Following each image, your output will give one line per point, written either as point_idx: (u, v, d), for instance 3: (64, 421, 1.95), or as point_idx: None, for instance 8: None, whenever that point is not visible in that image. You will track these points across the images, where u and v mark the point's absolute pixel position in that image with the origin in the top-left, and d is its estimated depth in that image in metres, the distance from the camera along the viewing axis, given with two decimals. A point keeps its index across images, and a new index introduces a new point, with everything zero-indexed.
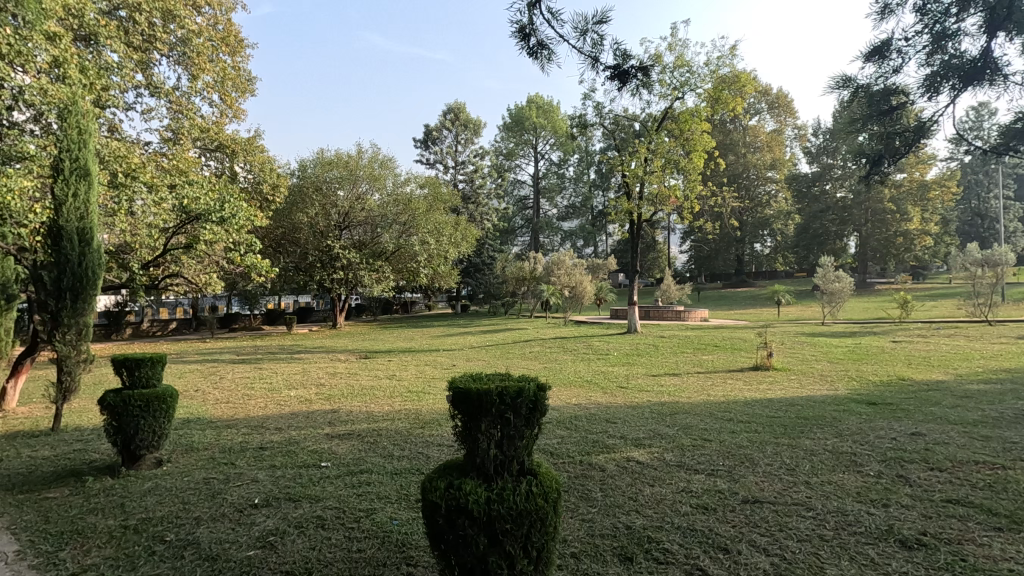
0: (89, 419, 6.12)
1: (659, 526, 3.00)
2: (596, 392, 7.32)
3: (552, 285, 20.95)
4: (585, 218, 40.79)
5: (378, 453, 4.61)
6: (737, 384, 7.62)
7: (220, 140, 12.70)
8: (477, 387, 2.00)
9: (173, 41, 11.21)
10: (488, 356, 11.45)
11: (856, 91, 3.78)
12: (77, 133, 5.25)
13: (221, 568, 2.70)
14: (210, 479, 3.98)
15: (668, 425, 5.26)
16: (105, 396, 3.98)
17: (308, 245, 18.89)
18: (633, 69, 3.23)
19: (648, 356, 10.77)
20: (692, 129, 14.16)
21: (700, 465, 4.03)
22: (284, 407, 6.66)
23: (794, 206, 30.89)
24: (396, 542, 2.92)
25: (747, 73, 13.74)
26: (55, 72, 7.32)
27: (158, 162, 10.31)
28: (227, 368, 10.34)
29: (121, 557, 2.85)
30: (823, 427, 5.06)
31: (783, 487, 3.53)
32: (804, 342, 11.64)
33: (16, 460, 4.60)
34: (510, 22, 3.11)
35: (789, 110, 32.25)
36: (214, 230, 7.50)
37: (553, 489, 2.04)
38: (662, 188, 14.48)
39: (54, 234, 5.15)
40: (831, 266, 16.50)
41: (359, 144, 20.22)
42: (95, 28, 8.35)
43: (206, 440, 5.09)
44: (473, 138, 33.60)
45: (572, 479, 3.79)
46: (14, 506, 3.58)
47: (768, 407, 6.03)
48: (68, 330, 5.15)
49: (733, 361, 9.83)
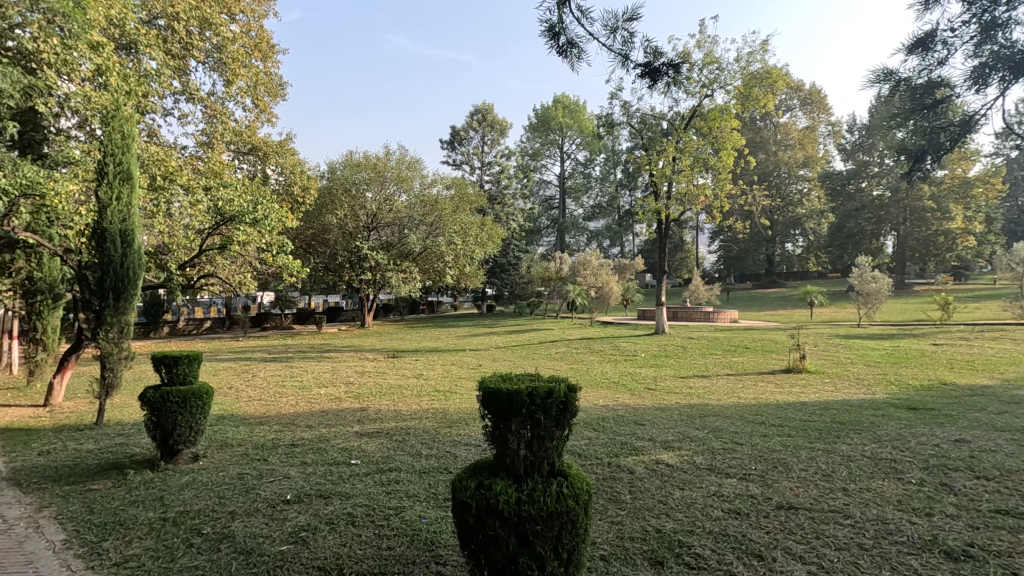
0: (130, 414, 6.36)
1: (690, 531, 2.95)
2: (624, 394, 7.21)
3: (578, 286, 20.81)
4: (612, 218, 40.41)
5: (406, 452, 4.63)
6: (769, 387, 7.45)
7: (253, 143, 13.09)
8: (508, 387, 2.00)
9: (209, 48, 11.59)
10: (515, 356, 11.47)
11: (897, 85, 3.69)
12: (120, 138, 5.40)
13: (256, 562, 2.75)
14: (244, 475, 4.07)
15: (697, 428, 5.17)
16: (145, 392, 4.13)
17: (337, 245, 19.22)
18: (664, 67, 3.16)
19: (677, 357, 10.60)
20: (721, 127, 13.89)
21: (731, 469, 3.94)
22: (315, 405, 6.76)
23: (828, 204, 30.05)
24: (425, 540, 2.94)
25: (778, 69, 13.39)
26: (99, 80, 7.64)
27: (194, 165, 10.68)
28: (260, 366, 10.58)
29: (161, 549, 2.93)
30: (860, 432, 4.90)
31: (818, 494, 3.43)
32: (840, 345, 11.32)
33: (61, 453, 4.79)
34: (539, 21, 3.08)
35: (822, 107, 31.42)
36: (247, 232, 7.65)
37: (584, 491, 2.03)
38: (690, 187, 14.23)
39: (98, 235, 5.36)
40: (868, 265, 15.95)
41: (387, 146, 20.48)
42: (136, 36, 8.58)
43: (240, 436, 5.23)
44: (499, 139, 33.65)
45: (600, 481, 3.76)
46: (60, 497, 3.72)
47: (802, 411, 5.85)
48: (110, 328, 5.36)
49: (764, 363, 9.63)
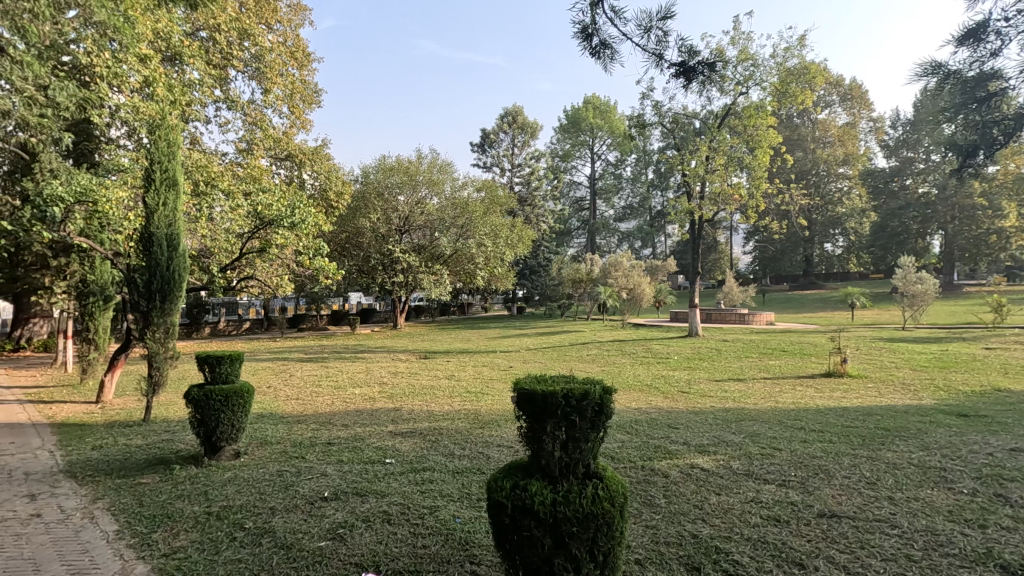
0: (175, 411, 6.60)
1: (727, 536, 2.90)
2: (658, 397, 7.11)
3: (609, 287, 20.66)
4: (643, 218, 39.89)
5: (439, 452, 4.68)
6: (808, 391, 7.25)
7: (290, 150, 13.49)
8: (543, 388, 2.01)
9: (248, 57, 11.94)
10: (547, 358, 11.45)
11: (945, 79, 3.56)
12: (166, 146, 5.61)
13: (296, 557, 2.83)
14: (283, 472, 4.19)
15: (733, 432, 5.07)
16: (190, 390, 4.31)
17: (370, 249, 19.55)
18: (699, 66, 3.13)
19: (711, 360, 10.41)
20: (757, 125, 13.59)
21: (769, 475, 3.85)
22: (350, 405, 6.88)
23: (870, 204, 29.04)
24: (459, 540, 2.97)
25: (817, 64, 13.03)
26: (146, 90, 8.04)
27: (235, 171, 11.08)
28: (297, 366, 10.85)
29: (206, 541, 3.05)
30: (907, 439, 4.72)
31: (863, 502, 3.32)
32: (884, 348, 10.92)
33: (113, 447, 5.01)
34: (572, 23, 3.09)
35: (864, 102, 30.40)
36: (284, 235, 7.83)
37: (619, 493, 2.02)
38: (724, 187, 13.93)
39: (145, 239, 5.60)
40: (912, 266, 15.35)
41: (419, 150, 20.69)
42: (180, 48, 8.93)
43: (278, 435, 5.36)
44: (530, 141, 33.69)
45: (634, 484, 3.71)
46: (113, 489, 3.91)
47: (844, 416, 5.68)
48: (157, 328, 5.61)
49: (803, 367, 9.36)
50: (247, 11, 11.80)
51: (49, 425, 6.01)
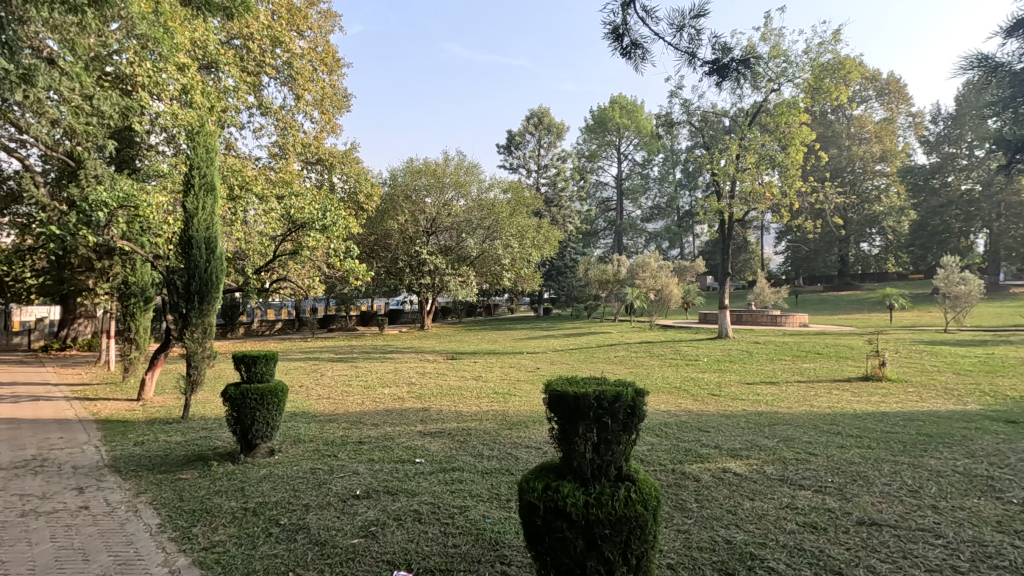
0: (212, 409, 6.79)
1: (762, 543, 2.83)
2: (687, 399, 7.01)
3: (637, 288, 20.46)
4: (671, 219, 39.35)
5: (468, 452, 4.71)
6: (845, 396, 7.05)
7: (320, 154, 13.79)
8: (574, 391, 2.01)
9: (279, 64, 12.17)
10: (574, 359, 11.40)
11: (993, 71, 3.43)
12: (204, 152, 5.78)
13: (330, 554, 2.88)
14: (316, 470, 4.27)
15: (767, 437, 4.95)
16: (227, 389, 4.44)
17: (398, 250, 19.80)
18: (733, 63, 3.09)
19: (742, 362, 10.21)
20: (789, 122, 13.25)
21: (805, 481, 3.75)
22: (379, 404, 6.97)
23: (909, 201, 28.09)
24: (489, 540, 2.98)
25: (853, 59, 12.69)
26: (185, 98, 8.32)
27: (268, 175, 11.37)
28: (328, 366, 11.05)
29: (244, 536, 3.13)
30: (951, 446, 4.55)
31: (905, 511, 3.21)
32: (924, 351, 10.58)
33: (153, 444, 5.19)
34: (603, 24, 3.08)
35: (902, 97, 29.43)
36: (316, 238, 7.97)
37: (652, 496, 2.00)
38: (755, 185, 13.63)
39: (185, 242, 5.78)
40: (955, 265, 14.80)
41: (445, 152, 20.81)
42: (216, 57, 9.18)
43: (310, 433, 5.47)
44: (556, 142, 33.61)
45: (665, 488, 3.68)
46: (154, 484, 4.04)
47: (883, 422, 5.50)
48: (195, 329, 5.79)
49: (838, 370, 9.11)
50: (278, 18, 12.07)
51: (94, 421, 6.26)
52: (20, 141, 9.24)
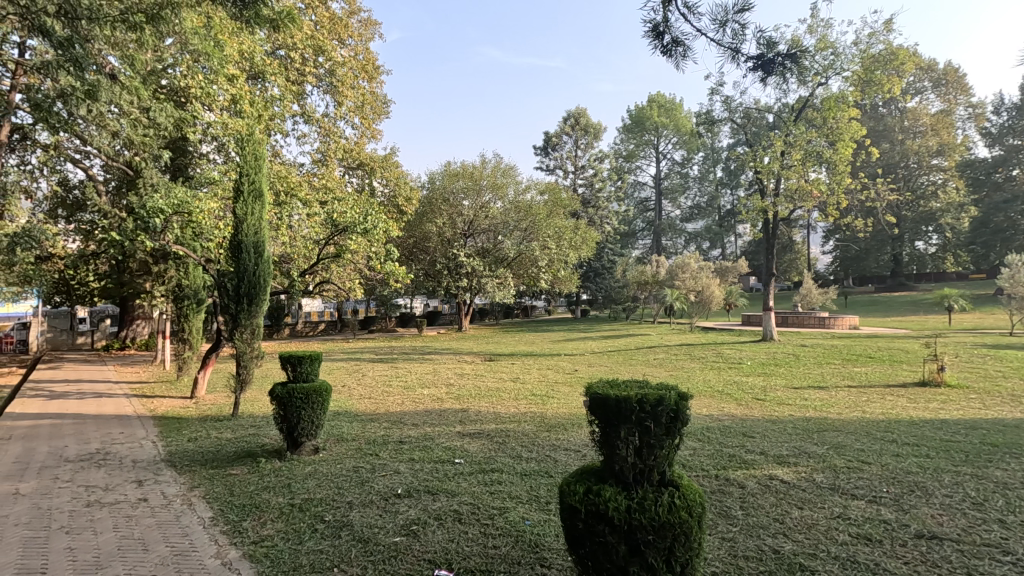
0: (259, 408, 7.02)
1: (813, 554, 2.74)
2: (731, 403, 6.82)
3: (677, 289, 20.07)
4: (712, 218, 38.47)
5: (507, 453, 4.74)
6: (900, 401, 6.72)
7: (361, 159, 14.14)
8: (616, 394, 1.98)
9: (322, 73, 12.48)
10: (612, 362, 11.26)
11: None
12: (253, 159, 5.98)
13: (372, 551, 2.94)
14: (359, 468, 4.37)
15: (815, 443, 4.78)
16: (275, 388, 4.59)
17: (437, 252, 20.04)
18: (779, 58, 2.99)
19: (788, 366, 9.87)
20: (837, 117, 12.73)
21: (858, 490, 3.60)
22: (419, 405, 7.07)
23: (970, 196, 26.55)
24: (530, 542, 2.98)
25: (906, 49, 12.11)
26: (234, 108, 8.66)
27: (311, 181, 11.72)
28: (368, 366, 11.26)
29: (291, 531, 3.22)
30: (1020, 457, 4.26)
31: (969, 525, 3.03)
32: (987, 355, 9.97)
33: (206, 440, 5.41)
34: (643, 21, 3.03)
35: (960, 87, 27.92)
36: (357, 241, 8.14)
37: (696, 503, 1.96)
38: (802, 183, 13.18)
39: (234, 246, 6.02)
40: (1022, 265, 13.91)
41: (483, 154, 20.93)
42: (262, 67, 9.51)
43: (353, 432, 5.59)
44: (594, 142, 33.35)
45: (709, 494, 3.59)
46: (207, 479, 4.22)
47: (942, 430, 5.21)
48: (244, 330, 5.99)
49: (892, 374, 8.70)
50: (321, 28, 12.41)
51: (152, 417, 6.58)
52: (84, 153, 9.81)
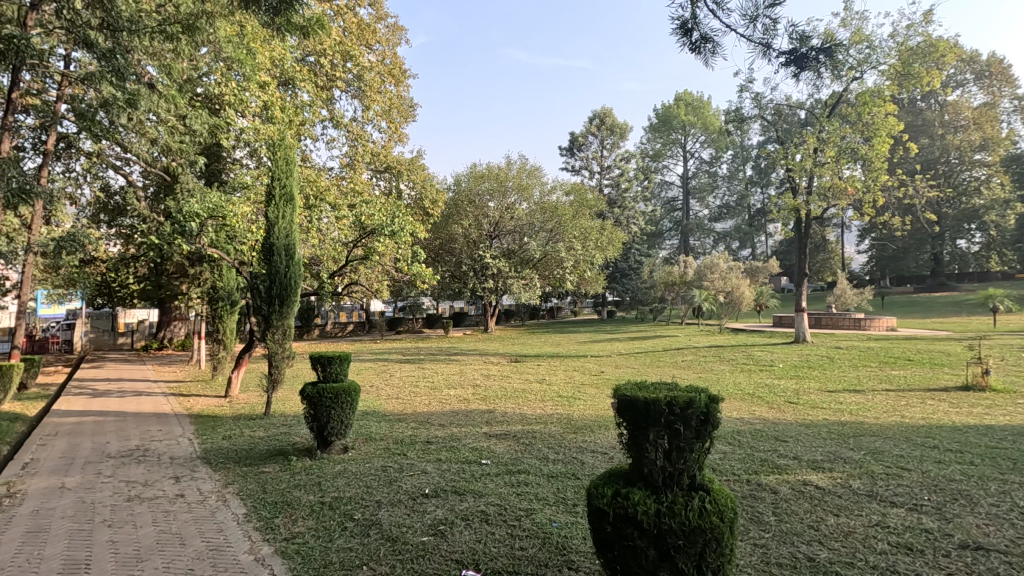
0: (291, 407, 7.17)
1: (850, 563, 2.65)
2: (762, 407, 6.67)
3: (705, 290, 19.73)
4: (741, 218, 37.74)
5: (534, 455, 4.72)
6: (941, 406, 6.46)
7: (388, 162, 14.32)
8: (644, 396, 1.95)
9: (351, 78, 12.67)
10: (640, 363, 11.15)
11: None
12: (284, 163, 6.11)
13: (400, 550, 2.96)
14: (387, 467, 4.43)
15: (851, 449, 4.64)
16: (306, 388, 4.68)
17: (463, 254, 20.14)
18: (813, 52, 2.92)
19: (822, 369, 9.59)
20: (872, 112, 12.31)
21: (897, 498, 3.48)
22: (446, 406, 7.10)
23: (1016, 192, 25.39)
24: (557, 544, 2.97)
25: (947, 40, 11.67)
26: (266, 114, 8.86)
27: (340, 185, 11.92)
28: (396, 367, 11.38)
29: (321, 529, 3.28)
30: None
31: (1017, 536, 2.90)
32: None
33: (240, 438, 5.54)
34: (670, 19, 2.99)
35: (1005, 78, 26.76)
36: (384, 243, 8.22)
37: (728, 507, 1.92)
38: (836, 181, 12.81)
39: (267, 249, 6.17)
40: None
41: (508, 156, 20.96)
42: (292, 73, 9.71)
43: (381, 432, 5.66)
44: (620, 142, 33.07)
45: (740, 499, 3.51)
46: (241, 476, 4.32)
47: (987, 436, 4.99)
48: (276, 330, 6.11)
49: (934, 378, 8.37)
50: (349, 34, 12.61)
51: (188, 416, 6.77)
52: (124, 159, 10.17)
